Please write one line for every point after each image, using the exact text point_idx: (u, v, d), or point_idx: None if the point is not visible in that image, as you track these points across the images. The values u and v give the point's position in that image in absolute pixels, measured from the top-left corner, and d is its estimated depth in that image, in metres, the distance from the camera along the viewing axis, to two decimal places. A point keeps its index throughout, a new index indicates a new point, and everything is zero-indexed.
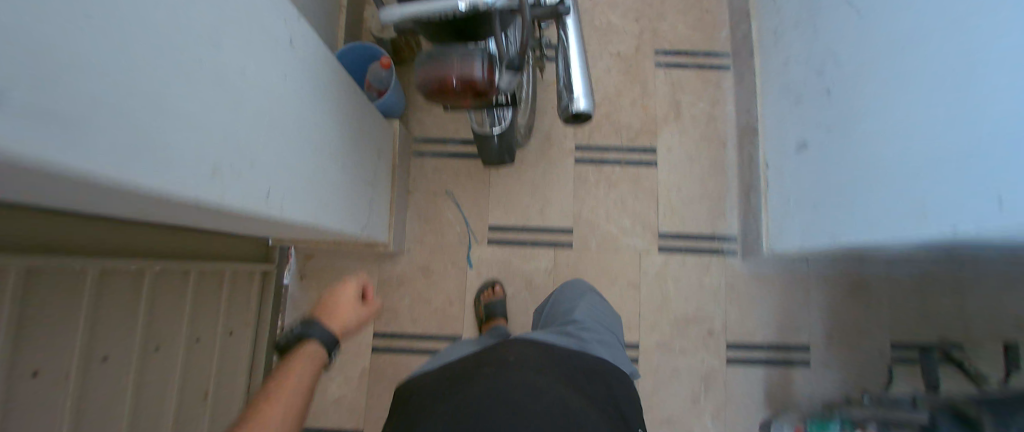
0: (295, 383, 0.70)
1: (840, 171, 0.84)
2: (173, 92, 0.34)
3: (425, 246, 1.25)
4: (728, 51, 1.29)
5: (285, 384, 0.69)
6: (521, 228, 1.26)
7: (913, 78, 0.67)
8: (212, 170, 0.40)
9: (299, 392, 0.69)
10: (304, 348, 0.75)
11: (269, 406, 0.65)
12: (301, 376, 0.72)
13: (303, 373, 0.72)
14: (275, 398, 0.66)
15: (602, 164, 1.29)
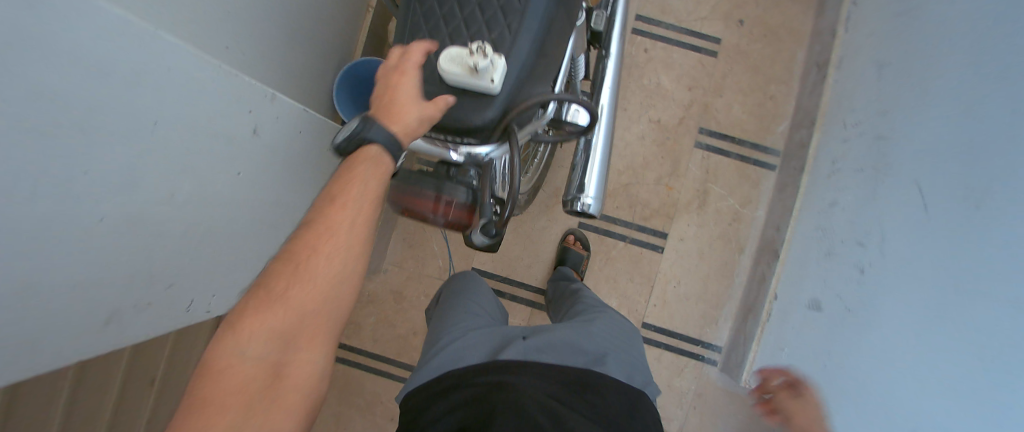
0: (344, 227, 0.44)
1: (830, 354, 0.77)
2: (43, 280, 0.31)
3: (403, 272, 1.20)
4: (780, 149, 1.13)
5: (335, 227, 0.44)
6: (504, 279, 1.19)
7: (952, 325, 0.58)
8: (105, 320, 0.38)
9: (365, 234, 0.45)
10: (367, 156, 0.45)
11: (303, 272, 0.42)
12: (364, 204, 0.45)
13: (371, 203, 0.45)
14: (311, 267, 0.42)
15: (607, 234, 1.17)
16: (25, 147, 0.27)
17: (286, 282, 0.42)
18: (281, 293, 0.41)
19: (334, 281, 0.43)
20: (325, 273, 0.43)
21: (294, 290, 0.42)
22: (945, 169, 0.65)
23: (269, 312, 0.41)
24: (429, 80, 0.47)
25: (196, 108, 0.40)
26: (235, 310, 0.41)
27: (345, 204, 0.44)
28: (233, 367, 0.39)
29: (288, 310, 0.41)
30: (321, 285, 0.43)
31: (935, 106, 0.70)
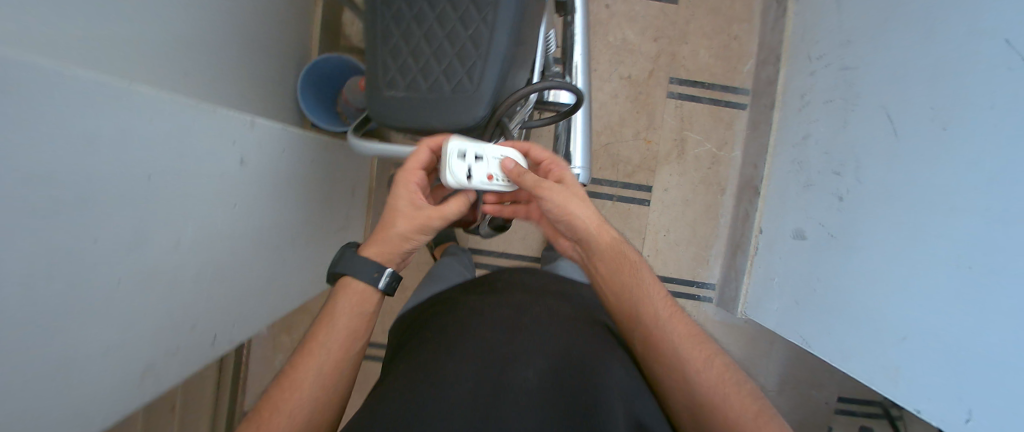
0: (326, 356, 0.47)
1: (818, 280, 0.83)
2: (77, 352, 0.33)
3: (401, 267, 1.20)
4: (749, 87, 1.16)
5: (319, 354, 0.47)
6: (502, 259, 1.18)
7: (923, 239, 0.64)
8: (140, 373, 0.40)
9: (347, 365, 0.48)
10: (344, 294, 0.51)
11: (287, 393, 0.44)
12: (344, 350, 0.48)
13: (348, 333, 0.49)
14: (297, 383, 0.45)
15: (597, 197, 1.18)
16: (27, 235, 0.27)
17: (279, 397, 0.44)
18: (274, 407, 0.43)
19: (318, 395, 0.45)
20: (307, 391, 0.45)
21: (286, 403, 0.44)
22: (908, 91, 0.69)
23: (268, 420, 0.42)
24: (412, 86, 0.47)
25: (183, 156, 0.39)
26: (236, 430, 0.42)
27: (324, 343, 0.47)
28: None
29: (279, 420, 0.42)
30: (298, 409, 0.44)
31: (902, 38, 0.73)
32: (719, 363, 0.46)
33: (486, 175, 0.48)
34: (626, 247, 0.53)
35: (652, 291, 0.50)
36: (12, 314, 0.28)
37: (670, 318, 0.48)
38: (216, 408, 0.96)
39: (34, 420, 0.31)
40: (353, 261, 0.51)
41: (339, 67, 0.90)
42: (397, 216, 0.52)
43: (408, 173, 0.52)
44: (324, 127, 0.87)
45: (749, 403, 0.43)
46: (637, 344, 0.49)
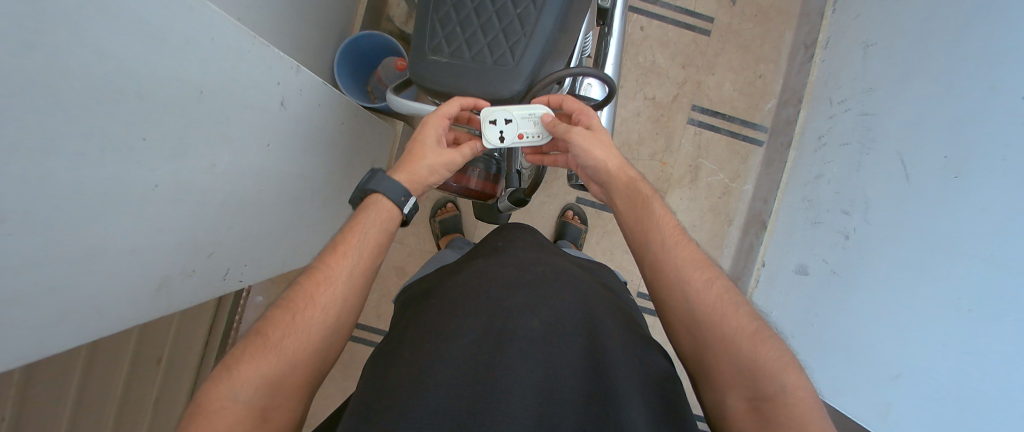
0: (356, 256, 0.46)
1: (818, 316, 0.83)
2: (105, 247, 0.34)
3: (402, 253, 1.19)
4: (768, 125, 1.13)
5: (350, 254, 0.46)
6: None
7: (926, 286, 0.64)
8: (155, 287, 0.40)
9: (374, 270, 0.48)
10: (371, 202, 0.49)
11: (317, 287, 0.43)
12: (354, 269, 0.46)
13: (377, 238, 0.48)
14: (326, 279, 0.44)
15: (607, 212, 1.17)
16: (82, 122, 0.29)
17: (309, 290, 0.43)
18: (306, 301, 0.42)
19: (349, 294, 0.44)
20: (337, 288, 0.44)
21: (317, 297, 0.43)
22: (931, 142, 0.69)
23: (299, 311, 0.42)
24: (456, 54, 0.50)
25: (233, 80, 0.41)
26: (264, 319, 0.41)
27: (354, 243, 0.47)
28: (257, 360, 0.38)
29: (313, 312, 0.42)
30: (331, 304, 0.43)
31: (922, 91, 0.73)
32: (720, 286, 0.45)
33: (519, 134, 0.55)
34: (641, 183, 0.53)
35: (663, 221, 0.50)
36: (58, 192, 0.29)
37: (676, 245, 0.48)
38: (199, 364, 0.95)
39: (56, 300, 0.32)
40: (383, 182, 0.50)
41: (380, 46, 0.92)
42: (426, 152, 0.53)
43: (438, 113, 0.52)
44: (348, 97, 0.87)
45: (746, 323, 0.42)
46: (645, 269, 0.49)
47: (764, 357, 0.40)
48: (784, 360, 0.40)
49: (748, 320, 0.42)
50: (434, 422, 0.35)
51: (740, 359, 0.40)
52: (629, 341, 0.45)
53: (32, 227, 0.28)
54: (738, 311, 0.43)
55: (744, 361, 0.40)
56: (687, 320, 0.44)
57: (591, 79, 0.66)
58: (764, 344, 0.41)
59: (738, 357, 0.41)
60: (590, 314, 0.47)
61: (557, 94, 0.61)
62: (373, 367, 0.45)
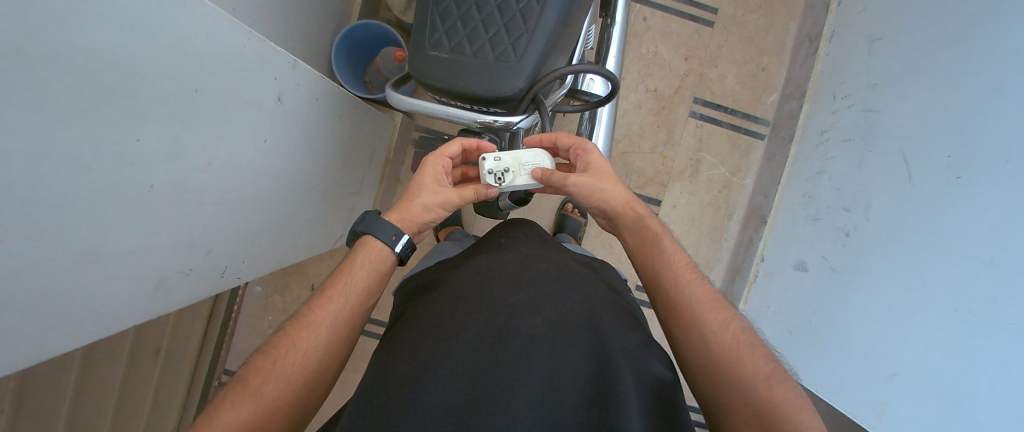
0: (342, 301, 0.47)
1: (816, 313, 0.83)
2: (103, 250, 0.34)
3: None
4: (770, 119, 1.12)
5: (335, 299, 0.47)
6: None
7: (923, 286, 0.64)
8: (153, 287, 0.40)
9: (360, 313, 0.49)
10: (361, 248, 0.52)
11: (300, 332, 0.44)
12: (339, 313, 0.47)
13: (363, 282, 0.49)
14: (310, 325, 0.45)
15: None
16: (74, 123, 0.28)
17: (292, 336, 0.44)
18: (288, 346, 0.43)
19: (330, 340, 0.45)
20: (320, 332, 0.45)
21: (300, 342, 0.44)
22: (933, 141, 0.69)
23: (281, 356, 0.43)
24: (457, 50, 0.49)
25: (228, 77, 0.40)
26: (248, 364, 0.42)
27: (340, 289, 0.48)
28: (236, 406, 0.39)
29: (294, 358, 0.43)
30: (313, 349, 0.44)
31: (927, 89, 0.72)
32: (735, 327, 0.47)
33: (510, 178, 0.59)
34: (650, 221, 0.58)
35: (676, 258, 0.54)
36: (53, 195, 0.29)
37: (692, 286, 0.51)
38: (199, 355, 0.96)
39: (54, 302, 0.32)
40: (374, 222, 0.52)
41: (378, 36, 0.90)
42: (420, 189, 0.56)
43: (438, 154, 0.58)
44: (346, 88, 0.86)
45: (762, 364, 0.43)
46: (658, 306, 0.52)
47: (781, 398, 0.40)
48: (800, 404, 0.40)
49: (764, 362, 0.44)
50: (432, 421, 0.35)
51: (756, 399, 0.41)
52: (625, 348, 0.45)
53: (27, 231, 0.28)
54: (754, 352, 0.44)
55: (759, 400, 0.41)
56: (705, 361, 0.46)
57: (594, 75, 0.65)
58: (780, 385, 0.42)
59: (755, 396, 0.41)
60: (589, 315, 0.46)
61: (561, 90, 0.58)
62: (372, 364, 0.44)
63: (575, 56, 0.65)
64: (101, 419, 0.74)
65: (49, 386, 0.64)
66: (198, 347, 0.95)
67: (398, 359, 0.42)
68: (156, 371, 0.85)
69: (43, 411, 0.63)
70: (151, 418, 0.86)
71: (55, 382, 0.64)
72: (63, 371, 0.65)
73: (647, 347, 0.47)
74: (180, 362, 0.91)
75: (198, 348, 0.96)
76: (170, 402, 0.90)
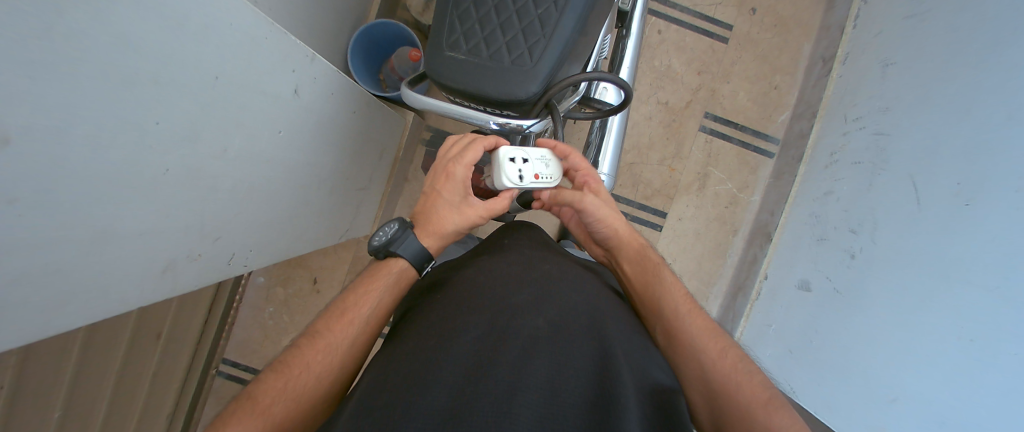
0: (360, 324, 0.48)
1: (819, 334, 0.82)
2: (113, 230, 0.34)
3: None
4: (780, 137, 1.12)
5: (354, 321, 0.48)
6: None
7: (929, 313, 0.64)
8: (161, 269, 0.40)
9: (370, 338, 0.49)
10: (391, 269, 0.53)
11: (315, 353, 0.45)
12: (353, 339, 0.47)
13: (383, 307, 0.51)
14: (326, 346, 0.46)
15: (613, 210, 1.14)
16: (95, 102, 0.29)
17: (308, 356, 0.45)
18: (301, 365, 0.44)
19: (342, 364, 0.46)
20: (335, 355, 0.46)
21: (314, 364, 0.44)
22: (944, 167, 0.68)
23: (293, 376, 0.43)
24: (473, 51, 0.49)
25: (247, 66, 0.40)
26: (259, 380, 0.42)
27: (359, 311, 0.49)
28: (245, 421, 0.39)
29: (307, 378, 0.43)
30: (325, 371, 0.45)
31: (940, 115, 0.72)
32: (733, 354, 0.47)
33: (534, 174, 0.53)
34: (651, 251, 0.60)
35: (674, 287, 0.55)
36: (70, 170, 0.29)
37: (690, 314, 0.51)
38: (199, 343, 0.96)
39: (62, 280, 0.32)
40: (405, 244, 0.53)
41: (394, 34, 0.91)
42: (451, 213, 0.56)
43: (463, 166, 0.54)
44: (359, 84, 0.87)
45: (759, 391, 0.44)
46: (657, 336, 0.52)
47: (778, 424, 0.41)
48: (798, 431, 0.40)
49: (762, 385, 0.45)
50: (432, 419, 0.34)
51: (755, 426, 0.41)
52: (627, 352, 0.44)
53: (44, 207, 0.28)
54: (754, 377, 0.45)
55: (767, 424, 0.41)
56: (707, 391, 0.45)
57: (606, 83, 0.65)
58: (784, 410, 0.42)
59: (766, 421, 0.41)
60: (588, 317, 0.46)
61: (574, 97, 0.58)
62: (374, 363, 0.45)
63: (589, 65, 0.65)
64: (98, 400, 0.74)
65: (52, 367, 0.64)
66: (197, 336, 0.95)
67: (399, 359, 0.42)
68: (155, 357, 0.85)
69: (45, 391, 0.64)
70: (147, 403, 0.86)
71: (57, 364, 0.65)
72: (66, 354, 0.65)
73: (648, 355, 0.46)
74: (180, 350, 0.92)
75: (198, 336, 0.96)
76: (167, 386, 0.90)
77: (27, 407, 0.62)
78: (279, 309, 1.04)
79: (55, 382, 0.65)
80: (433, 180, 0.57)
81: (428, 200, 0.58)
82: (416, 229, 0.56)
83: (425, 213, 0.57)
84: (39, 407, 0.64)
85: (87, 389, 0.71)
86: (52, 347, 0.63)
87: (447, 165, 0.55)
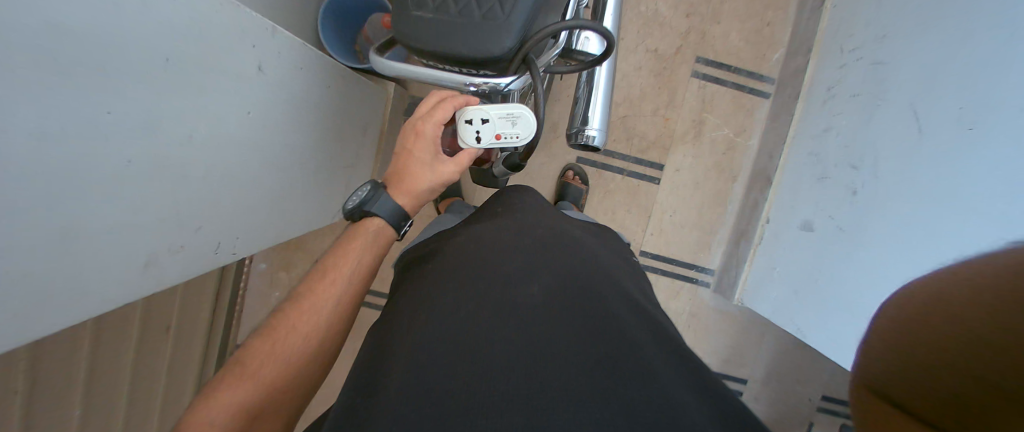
0: (343, 283, 0.49)
1: (821, 271, 0.82)
2: (83, 227, 0.33)
3: None
4: (776, 77, 1.08)
5: (337, 281, 0.49)
6: None
7: (930, 241, 0.63)
8: (143, 264, 0.40)
9: (356, 297, 0.50)
10: (369, 228, 0.53)
11: (301, 316, 0.46)
12: (336, 300, 0.48)
13: (365, 263, 0.51)
14: (310, 308, 0.47)
15: (610, 168, 1.12)
16: (31, 95, 0.27)
17: (294, 318, 0.46)
18: (288, 328, 0.45)
19: (328, 324, 0.47)
20: (321, 316, 0.47)
21: (300, 325, 0.45)
22: (945, 90, 0.65)
23: (281, 339, 0.44)
24: (440, 9, 0.46)
25: (200, 45, 0.38)
26: (247, 345, 0.44)
27: (341, 273, 0.49)
28: (234, 387, 0.41)
29: (294, 340, 0.45)
30: (313, 332, 0.46)
31: (942, 35, 0.68)
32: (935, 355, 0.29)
33: (495, 134, 0.51)
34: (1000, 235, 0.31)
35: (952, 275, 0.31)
36: (22, 171, 0.28)
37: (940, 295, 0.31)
38: (210, 333, 0.98)
39: (35, 283, 0.31)
40: (378, 204, 0.53)
41: (364, 2, 0.86)
42: (423, 170, 0.56)
43: (432, 124, 0.53)
44: (334, 59, 0.83)
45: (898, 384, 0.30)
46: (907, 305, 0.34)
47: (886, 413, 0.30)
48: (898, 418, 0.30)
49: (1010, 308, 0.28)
50: (430, 396, 0.35)
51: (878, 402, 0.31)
52: (625, 314, 0.44)
53: (3, 210, 0.28)
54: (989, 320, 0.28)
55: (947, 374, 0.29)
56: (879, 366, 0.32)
57: (588, 32, 0.62)
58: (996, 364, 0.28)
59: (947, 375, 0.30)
60: (584, 281, 0.45)
61: (554, 49, 0.55)
62: (371, 338, 0.45)
63: (568, 13, 0.62)
64: (117, 396, 0.76)
65: (65, 369, 0.66)
66: (207, 328, 0.97)
67: (394, 335, 0.42)
68: (167, 351, 0.87)
69: (62, 392, 0.66)
70: (168, 395, 0.89)
71: (69, 366, 0.66)
72: (76, 355, 0.67)
73: (644, 315, 0.46)
74: (193, 343, 0.94)
75: (207, 328, 0.98)
76: (185, 378, 0.93)
77: (46, 407, 0.64)
78: (284, 296, 1.05)
79: (70, 383, 0.67)
80: (403, 139, 0.57)
81: (401, 160, 0.57)
82: (390, 188, 0.56)
83: (397, 173, 0.56)
84: (59, 405, 0.66)
85: (104, 386, 0.73)
86: (61, 351, 0.64)
87: (416, 123, 0.55)
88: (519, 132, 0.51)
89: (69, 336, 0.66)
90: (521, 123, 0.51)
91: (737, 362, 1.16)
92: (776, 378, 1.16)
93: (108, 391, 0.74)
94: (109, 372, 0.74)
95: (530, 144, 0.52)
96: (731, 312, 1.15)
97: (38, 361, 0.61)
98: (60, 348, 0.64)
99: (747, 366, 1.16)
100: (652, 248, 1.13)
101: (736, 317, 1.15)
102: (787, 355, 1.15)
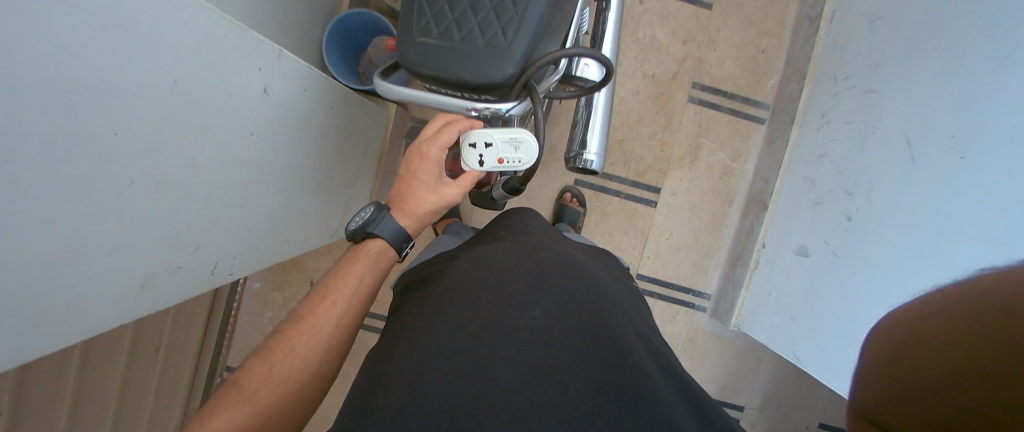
0: (343, 305, 0.49)
1: (818, 297, 0.82)
2: (83, 246, 0.33)
3: None
4: (770, 103, 1.10)
5: (337, 303, 0.49)
6: None
7: (926, 269, 0.63)
8: (140, 284, 0.40)
9: (356, 319, 0.50)
10: (371, 249, 0.53)
11: (300, 337, 0.45)
12: (337, 322, 0.48)
13: (367, 285, 0.51)
14: (309, 330, 0.46)
15: (607, 190, 1.13)
16: (43, 116, 0.27)
17: (292, 340, 0.45)
18: (286, 350, 0.44)
19: (326, 346, 0.46)
20: (320, 338, 0.46)
21: (299, 347, 0.45)
22: (936, 121, 0.67)
23: (279, 361, 0.44)
24: (445, 36, 0.47)
25: (209, 67, 0.38)
26: (243, 367, 0.43)
27: (342, 294, 0.49)
28: (229, 410, 0.39)
29: (291, 362, 0.44)
30: (311, 354, 0.45)
31: (930, 68, 0.70)
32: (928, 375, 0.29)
33: (498, 158, 0.51)
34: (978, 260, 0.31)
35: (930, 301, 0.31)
36: (27, 191, 0.28)
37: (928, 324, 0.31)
38: (200, 352, 0.96)
39: (30, 304, 0.31)
40: (382, 226, 0.53)
41: (369, 25, 0.88)
42: (427, 192, 0.56)
43: (437, 148, 0.54)
44: (338, 81, 0.84)
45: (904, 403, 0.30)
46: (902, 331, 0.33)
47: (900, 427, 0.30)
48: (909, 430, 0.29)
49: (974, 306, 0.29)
50: (429, 419, 0.34)
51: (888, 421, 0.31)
52: (626, 336, 0.43)
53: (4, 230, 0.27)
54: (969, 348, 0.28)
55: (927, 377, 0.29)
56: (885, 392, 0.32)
57: (588, 60, 0.64)
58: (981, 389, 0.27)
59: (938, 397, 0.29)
60: (584, 303, 0.45)
61: (555, 75, 0.56)
62: (369, 360, 0.44)
63: (569, 41, 0.63)
64: (102, 417, 0.74)
65: (51, 389, 0.64)
66: (198, 346, 0.95)
67: (393, 356, 0.41)
68: (155, 370, 0.85)
69: (46, 413, 0.64)
70: (154, 415, 0.87)
71: (55, 385, 0.64)
72: (62, 374, 0.65)
73: (645, 339, 0.46)
74: (182, 361, 0.91)
75: (198, 347, 0.96)
76: (171, 398, 0.90)
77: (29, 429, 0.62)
78: (278, 314, 1.03)
79: (55, 403, 0.65)
80: (407, 161, 0.57)
81: (405, 181, 0.57)
82: (393, 210, 0.56)
83: (401, 194, 0.57)
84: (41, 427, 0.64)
85: (89, 407, 0.71)
86: (48, 369, 0.63)
87: (421, 146, 0.55)
88: (521, 157, 0.51)
89: (58, 354, 0.64)
90: (524, 148, 0.51)
91: (735, 387, 1.14)
92: (774, 404, 1.14)
93: (93, 412, 0.72)
94: (96, 391, 0.72)
95: (532, 169, 0.52)
96: (728, 337, 1.14)
97: (24, 379, 0.60)
98: (47, 367, 0.62)
99: (745, 392, 1.14)
100: (650, 270, 1.13)
101: (734, 341, 1.14)
102: (785, 381, 1.14)
